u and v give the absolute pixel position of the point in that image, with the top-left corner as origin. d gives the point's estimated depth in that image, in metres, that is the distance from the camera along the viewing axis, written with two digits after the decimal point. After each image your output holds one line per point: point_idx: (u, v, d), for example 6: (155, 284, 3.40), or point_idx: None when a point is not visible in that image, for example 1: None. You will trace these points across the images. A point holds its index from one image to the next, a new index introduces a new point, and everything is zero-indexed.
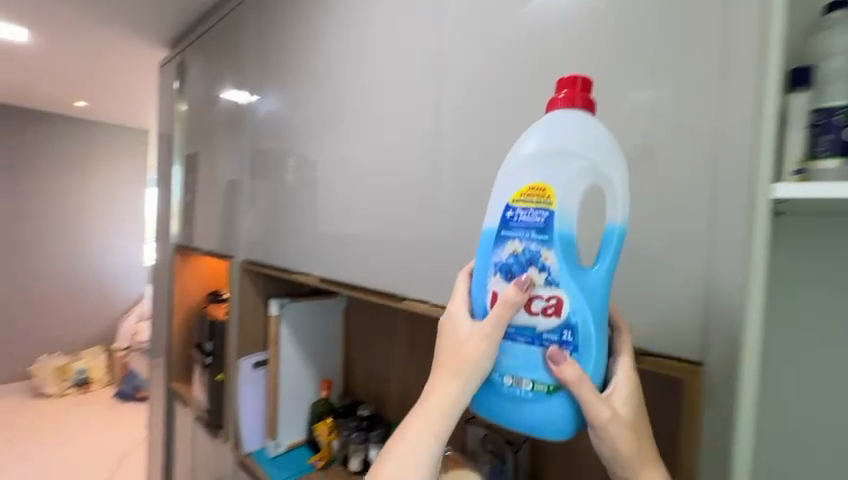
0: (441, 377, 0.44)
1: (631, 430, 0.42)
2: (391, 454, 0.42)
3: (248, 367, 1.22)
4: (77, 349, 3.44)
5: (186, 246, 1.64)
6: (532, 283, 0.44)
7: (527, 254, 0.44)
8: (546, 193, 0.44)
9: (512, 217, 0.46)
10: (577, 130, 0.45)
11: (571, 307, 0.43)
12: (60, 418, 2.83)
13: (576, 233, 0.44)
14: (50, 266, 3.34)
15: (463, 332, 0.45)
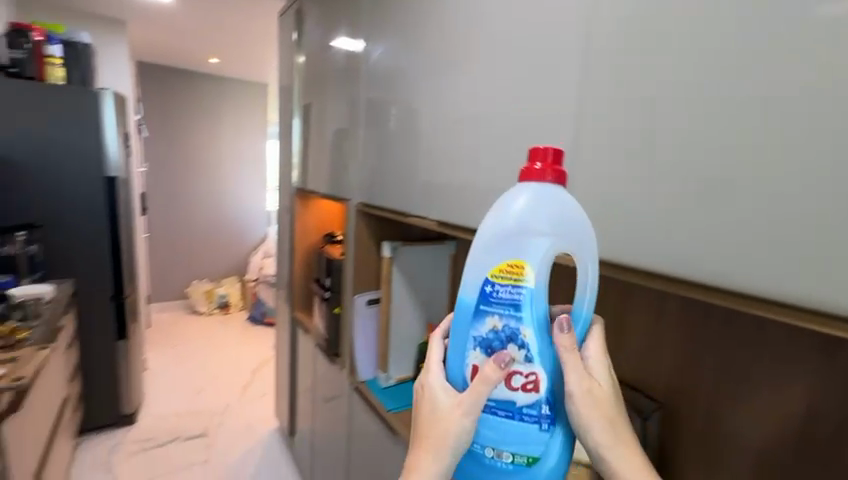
0: (423, 448, 0.51)
1: (608, 417, 0.49)
2: None
3: (362, 303, 1.32)
4: (218, 278, 4.07)
5: (306, 190, 1.76)
6: (511, 351, 0.53)
7: (506, 331, 0.53)
8: (521, 273, 0.53)
9: (492, 292, 0.54)
10: (550, 214, 0.54)
11: (546, 382, 0.52)
12: (209, 332, 3.43)
13: (546, 312, 0.53)
14: (196, 208, 3.91)
15: (444, 408, 0.52)
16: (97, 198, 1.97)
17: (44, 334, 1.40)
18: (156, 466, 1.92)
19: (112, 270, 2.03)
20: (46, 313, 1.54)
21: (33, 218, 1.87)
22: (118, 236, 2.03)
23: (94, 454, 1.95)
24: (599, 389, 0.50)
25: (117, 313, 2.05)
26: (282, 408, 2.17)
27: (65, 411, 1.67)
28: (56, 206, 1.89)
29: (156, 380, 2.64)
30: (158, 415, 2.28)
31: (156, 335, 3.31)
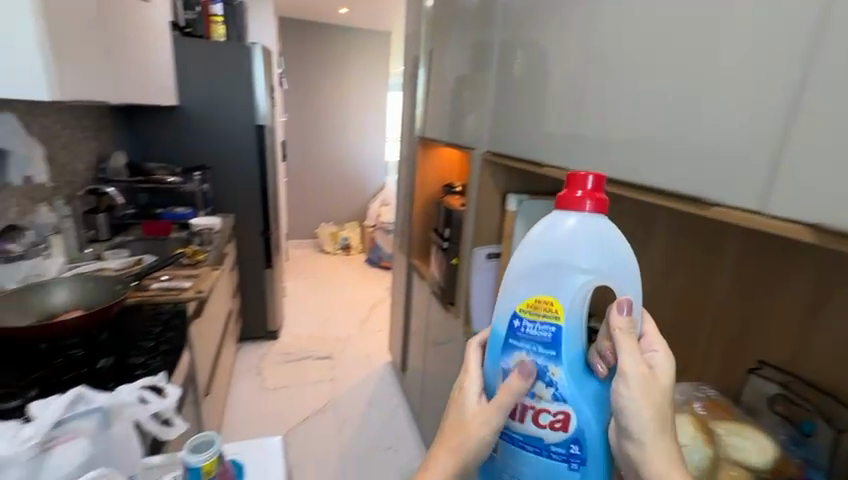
0: (445, 450, 0.50)
1: (660, 421, 0.44)
2: None
3: (481, 257, 1.26)
4: (342, 222, 4.46)
5: (428, 139, 1.75)
6: (541, 385, 0.49)
7: (534, 367, 0.50)
8: (554, 307, 0.50)
9: (520, 325, 0.51)
10: (586, 244, 0.52)
11: (577, 423, 0.49)
12: (334, 270, 3.84)
13: (581, 349, 0.50)
14: (325, 156, 4.24)
15: (471, 401, 0.52)
16: (250, 144, 2.24)
17: (215, 256, 1.68)
18: (294, 376, 2.27)
19: (261, 208, 2.34)
20: (216, 241, 1.84)
21: (205, 161, 2.22)
22: (265, 180, 2.32)
23: (249, 358, 2.39)
24: (654, 380, 0.46)
25: (265, 246, 2.39)
26: (395, 345, 2.35)
27: (230, 321, 2.05)
28: (220, 151, 2.21)
29: (293, 306, 3.08)
30: (294, 334, 2.67)
31: (292, 267, 3.81)
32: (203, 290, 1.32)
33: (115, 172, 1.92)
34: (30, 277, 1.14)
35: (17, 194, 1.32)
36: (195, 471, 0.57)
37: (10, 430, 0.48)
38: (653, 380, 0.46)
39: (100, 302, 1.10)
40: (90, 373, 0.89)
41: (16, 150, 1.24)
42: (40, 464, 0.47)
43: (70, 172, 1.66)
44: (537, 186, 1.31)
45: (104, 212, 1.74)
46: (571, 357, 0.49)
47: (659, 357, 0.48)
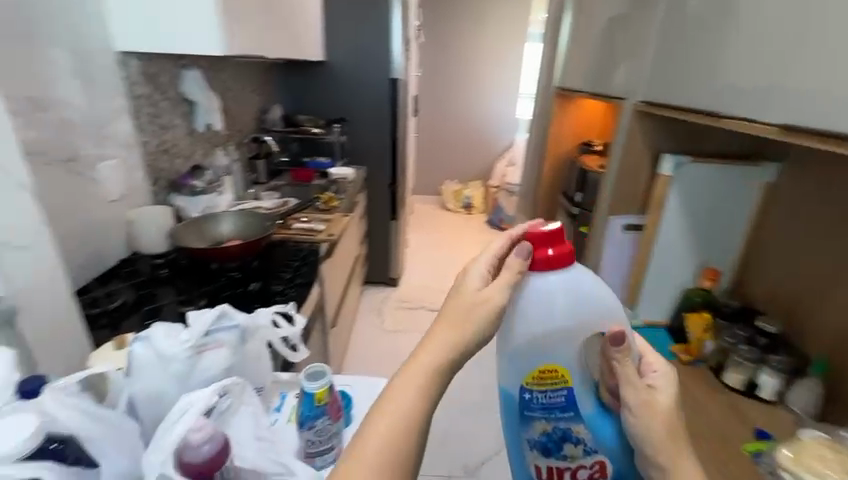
0: (441, 330, 0.45)
1: (675, 437, 0.49)
2: (382, 407, 0.41)
3: (616, 228, 1.15)
4: (466, 180, 4.43)
5: (566, 89, 1.56)
6: (570, 441, 0.55)
7: (558, 432, 0.55)
8: (560, 374, 0.54)
9: (531, 398, 0.55)
10: (570, 300, 0.54)
11: (609, 464, 0.56)
12: (454, 227, 3.88)
13: (589, 398, 0.56)
14: (455, 112, 4.18)
15: (471, 282, 0.49)
16: (384, 98, 2.31)
17: (347, 204, 1.81)
18: (409, 322, 2.42)
19: (390, 161, 2.44)
20: (349, 190, 1.98)
21: (344, 114, 2.37)
22: (395, 134, 2.39)
23: (372, 300, 2.61)
24: (654, 402, 0.51)
25: (391, 198, 2.51)
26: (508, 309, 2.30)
27: (357, 265, 2.24)
28: (357, 105, 2.33)
29: (413, 258, 3.23)
30: (412, 284, 2.81)
31: (415, 221, 3.97)
32: (334, 234, 1.45)
33: (273, 123, 2.19)
34: (208, 209, 1.38)
35: (201, 140, 1.59)
36: (308, 396, 0.62)
37: (177, 330, 0.58)
38: (653, 403, 0.50)
39: (252, 234, 1.28)
40: (243, 294, 1.05)
41: (199, 102, 1.49)
42: (196, 363, 0.56)
43: (239, 122, 1.95)
44: (698, 147, 1.10)
45: (264, 158, 2.01)
46: (586, 406, 0.55)
47: (658, 375, 0.53)
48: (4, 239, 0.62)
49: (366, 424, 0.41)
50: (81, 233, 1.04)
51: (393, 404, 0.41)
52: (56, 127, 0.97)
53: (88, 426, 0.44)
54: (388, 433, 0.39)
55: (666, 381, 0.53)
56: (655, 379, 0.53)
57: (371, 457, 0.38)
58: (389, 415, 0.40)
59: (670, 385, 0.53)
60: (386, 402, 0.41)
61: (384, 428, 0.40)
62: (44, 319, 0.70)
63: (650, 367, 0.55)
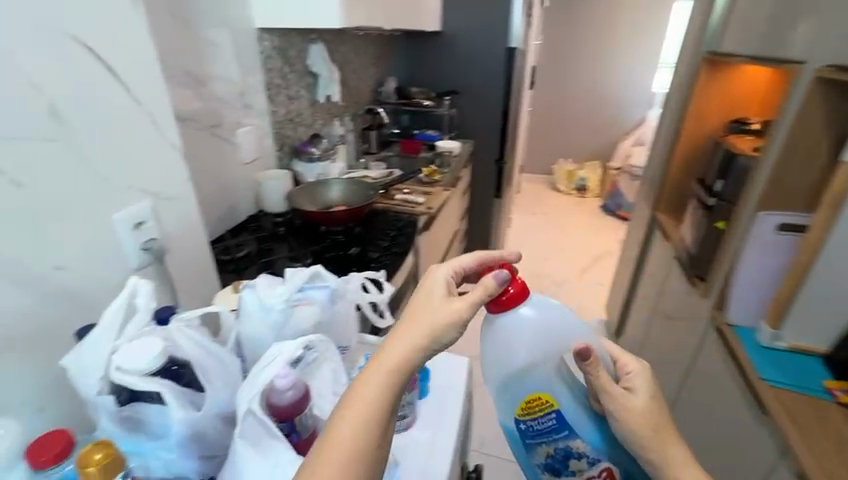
0: (408, 324, 0.47)
1: (661, 426, 0.53)
2: (348, 402, 0.42)
3: (768, 229, 0.94)
4: (582, 160, 4.08)
5: (719, 53, 1.30)
6: (575, 456, 0.56)
7: (560, 451, 0.56)
8: (546, 399, 0.56)
9: (528, 426, 0.57)
10: (532, 332, 0.58)
11: (617, 469, 0.56)
12: (563, 210, 3.64)
13: (580, 410, 0.57)
14: (578, 84, 3.83)
15: (434, 288, 0.51)
16: (498, 69, 2.22)
17: (450, 179, 1.79)
18: None
19: (499, 137, 2.35)
20: (453, 164, 1.97)
21: (455, 87, 2.34)
22: (507, 107, 2.29)
23: None
24: (634, 403, 0.53)
25: (497, 175, 2.43)
26: (614, 304, 2.10)
27: (456, 240, 2.25)
28: (469, 76, 2.28)
29: (514, 238, 3.12)
30: None
31: (521, 200, 3.81)
32: (433, 208, 1.46)
33: (387, 95, 2.26)
34: (322, 175, 1.49)
35: (321, 111, 1.72)
36: None
37: (277, 283, 0.64)
38: (634, 404, 0.53)
39: (357, 201, 1.36)
40: (344, 256, 1.12)
41: (322, 74, 1.60)
42: (290, 314, 0.62)
43: (356, 94, 2.06)
44: None
45: (376, 129, 2.10)
46: (580, 423, 0.56)
47: (632, 376, 0.56)
48: (160, 190, 0.75)
49: (338, 412, 0.42)
50: (220, 189, 1.22)
51: (365, 387, 0.43)
52: (207, 96, 1.14)
53: (202, 354, 0.52)
54: (363, 414, 0.41)
55: (636, 377, 0.56)
56: (629, 378, 0.56)
57: (346, 436, 0.40)
58: (352, 412, 0.41)
59: (642, 379, 0.56)
60: (359, 386, 0.43)
61: (350, 425, 0.41)
62: (186, 261, 0.84)
63: (622, 369, 0.57)
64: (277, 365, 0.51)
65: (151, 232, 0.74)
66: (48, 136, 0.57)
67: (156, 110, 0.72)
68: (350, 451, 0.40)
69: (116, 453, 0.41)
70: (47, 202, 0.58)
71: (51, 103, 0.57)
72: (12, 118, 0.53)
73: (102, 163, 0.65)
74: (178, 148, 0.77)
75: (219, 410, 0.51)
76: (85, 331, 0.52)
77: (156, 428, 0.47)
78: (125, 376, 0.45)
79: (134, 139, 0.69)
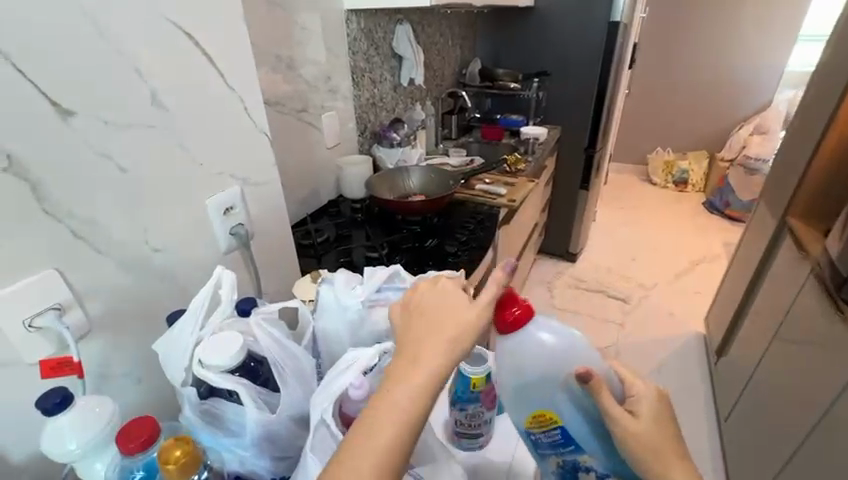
0: (435, 331, 0.39)
1: (667, 455, 0.45)
2: (372, 413, 0.35)
3: None
4: (684, 150, 3.63)
5: None
6: (583, 471, 0.52)
7: (571, 465, 0.53)
8: (550, 416, 0.52)
9: (536, 438, 0.54)
10: (538, 349, 0.53)
11: None
12: (657, 205, 3.27)
13: (586, 429, 0.51)
14: (687, 63, 3.37)
15: (453, 292, 0.43)
16: (596, 47, 2.00)
17: (533, 169, 1.67)
18: (582, 304, 2.20)
19: (591, 122, 2.14)
20: (538, 152, 1.83)
21: (545, 67, 2.16)
22: (603, 89, 2.06)
23: (544, 271, 2.46)
24: (639, 425, 0.46)
25: (585, 165, 2.23)
26: (718, 318, 1.84)
27: (535, 233, 2.11)
28: (562, 56, 2.09)
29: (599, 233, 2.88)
30: (593, 263, 2.52)
31: (609, 192, 3.49)
32: (515, 200, 1.36)
33: (471, 77, 2.15)
34: (401, 161, 1.46)
35: (404, 94, 1.68)
36: (464, 378, 0.58)
37: (355, 282, 0.61)
38: (641, 427, 0.45)
39: (436, 191, 1.31)
40: (420, 249, 1.08)
41: (407, 56, 1.55)
42: (367, 316, 0.59)
43: (439, 77, 1.98)
44: None
45: (457, 114, 2.02)
46: (586, 440, 0.51)
47: (638, 399, 0.48)
48: (248, 175, 0.76)
49: (358, 429, 0.35)
50: (303, 173, 1.24)
51: (387, 406, 0.35)
52: (296, 80, 1.14)
53: (278, 352, 0.50)
54: (388, 434, 0.34)
55: (643, 397, 0.48)
56: (635, 398, 0.48)
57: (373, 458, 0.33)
58: (379, 424, 0.34)
59: (650, 398, 0.48)
60: (379, 402, 0.35)
61: (376, 442, 0.34)
62: (270, 246, 0.85)
63: (628, 391, 0.49)
64: (352, 373, 0.48)
65: (239, 217, 0.76)
66: (149, 122, 0.59)
67: (247, 95, 0.72)
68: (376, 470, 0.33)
69: (195, 451, 0.41)
70: (149, 186, 0.60)
71: (153, 90, 0.58)
72: (120, 104, 0.55)
73: (198, 148, 0.66)
74: (266, 134, 0.77)
75: (293, 412, 0.49)
76: (175, 318, 0.54)
77: (234, 426, 0.46)
78: (205, 371, 0.45)
79: (226, 125, 0.70)
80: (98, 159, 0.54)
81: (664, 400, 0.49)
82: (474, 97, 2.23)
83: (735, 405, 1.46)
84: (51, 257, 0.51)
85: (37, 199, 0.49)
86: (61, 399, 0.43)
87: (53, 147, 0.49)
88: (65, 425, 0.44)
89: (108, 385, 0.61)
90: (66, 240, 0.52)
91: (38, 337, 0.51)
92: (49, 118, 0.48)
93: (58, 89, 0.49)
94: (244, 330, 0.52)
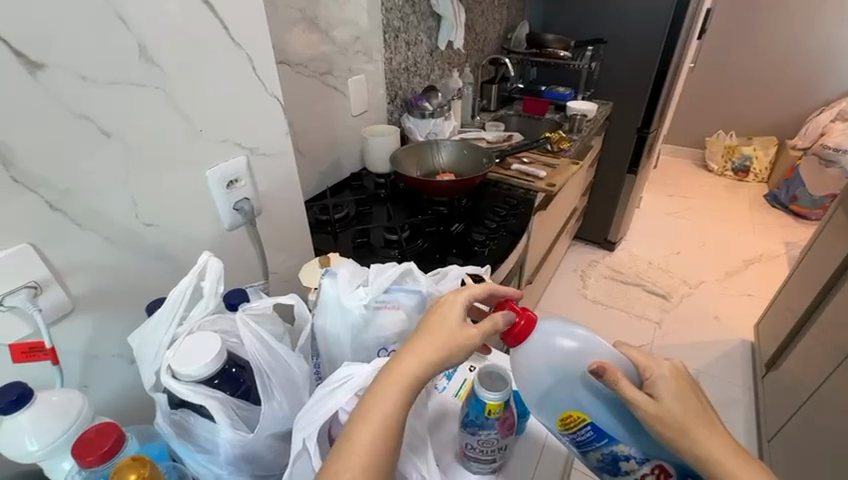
0: (426, 340, 0.41)
1: (695, 427, 0.42)
2: (362, 416, 0.37)
3: None
4: (749, 134, 3.27)
5: None
6: (624, 460, 0.46)
7: (608, 457, 0.47)
8: (577, 415, 0.47)
9: (570, 439, 0.49)
10: (554, 355, 0.51)
11: (676, 468, 0.44)
12: (710, 194, 2.99)
13: (612, 414, 0.47)
14: (766, 35, 2.97)
15: (454, 308, 0.44)
16: (663, 12, 1.76)
17: (578, 148, 1.52)
18: (617, 298, 2.05)
19: (647, 100, 1.92)
20: (585, 130, 1.66)
21: (601, 35, 1.94)
22: (665, 63, 1.84)
23: (578, 258, 2.32)
24: (665, 405, 0.42)
25: (637, 146, 2.03)
26: (772, 328, 1.66)
27: (572, 218, 1.97)
28: (623, 22, 1.85)
29: (641, 220, 2.67)
30: (633, 254, 2.34)
31: (657, 177, 3.22)
32: (555, 185, 1.22)
33: (516, 44, 1.96)
34: (432, 134, 1.34)
35: (440, 59, 1.54)
36: (479, 402, 0.51)
37: (360, 279, 0.53)
38: (666, 405, 0.42)
39: (469, 171, 1.20)
40: (444, 234, 0.99)
41: (446, 16, 1.40)
42: (371, 320, 0.52)
43: (481, 41, 1.81)
44: None
45: (498, 83, 1.85)
46: (619, 428, 0.46)
47: (654, 380, 0.45)
48: (256, 144, 0.68)
49: (352, 424, 0.37)
50: (325, 142, 1.15)
51: (381, 402, 0.37)
52: (321, 39, 1.03)
53: (265, 358, 0.44)
54: (378, 433, 0.36)
55: (663, 374, 0.45)
56: (653, 379, 0.45)
57: (361, 452, 0.35)
58: (366, 426, 0.36)
59: (668, 374, 0.45)
60: (372, 402, 0.37)
61: (364, 441, 0.35)
62: (281, 224, 0.78)
63: (644, 375, 0.46)
64: (346, 396, 0.41)
65: (244, 191, 0.68)
66: (138, 80, 0.50)
67: (256, 52, 0.62)
68: (368, 464, 0.35)
69: (152, 475, 0.37)
70: (140, 153, 0.53)
71: (143, 42, 0.50)
72: (103, 56, 0.47)
73: (197, 112, 0.58)
74: (278, 99, 0.68)
75: (275, 430, 0.44)
76: (153, 309, 0.51)
77: (206, 444, 0.41)
78: (173, 381, 0.40)
79: (231, 86, 0.61)
80: (77, 121, 0.46)
81: (682, 372, 0.46)
82: (518, 66, 2.04)
83: (783, 427, 1.32)
84: (26, 230, 0.45)
85: (4, 165, 0.42)
86: (17, 397, 0.40)
87: (22, 104, 0.42)
88: (22, 425, 0.40)
89: (97, 369, 0.55)
90: (42, 214, 0.46)
91: (12, 318, 0.46)
92: (15, 71, 0.41)
93: (25, 36, 0.41)
94: (228, 329, 0.48)
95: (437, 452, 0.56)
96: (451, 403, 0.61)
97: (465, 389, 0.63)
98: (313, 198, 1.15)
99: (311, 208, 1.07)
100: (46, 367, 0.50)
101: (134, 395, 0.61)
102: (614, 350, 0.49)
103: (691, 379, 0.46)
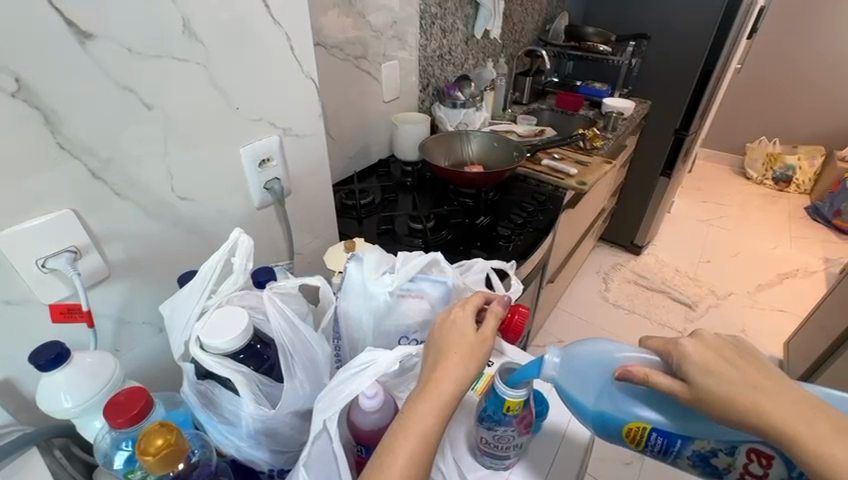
0: (453, 350, 0.43)
1: (741, 393, 0.39)
2: (400, 428, 0.38)
3: None
4: (794, 142, 3.10)
5: None
6: (713, 456, 0.44)
7: (696, 456, 0.45)
8: (635, 425, 0.46)
9: (650, 449, 0.47)
10: (579, 377, 0.51)
11: (770, 450, 0.41)
12: (748, 203, 2.87)
13: (666, 410, 0.46)
14: (823, 36, 2.80)
15: (462, 319, 0.47)
16: (714, 7, 1.67)
17: (611, 147, 1.47)
18: (640, 302, 2.00)
19: (689, 101, 1.84)
20: (620, 129, 1.60)
21: (644, 29, 1.86)
22: (712, 61, 1.75)
23: (601, 260, 2.28)
24: (697, 386, 0.41)
25: (672, 148, 1.95)
26: (803, 347, 1.59)
27: (599, 219, 1.92)
28: (670, 16, 1.77)
29: (670, 225, 2.60)
30: (660, 259, 2.28)
31: (691, 183, 3.11)
32: (586, 183, 1.19)
33: (554, 35, 1.90)
34: (463, 125, 1.33)
35: (475, 48, 1.51)
36: (498, 398, 0.50)
37: (387, 264, 0.54)
38: (699, 383, 0.41)
39: (499, 164, 1.19)
40: (469, 226, 0.99)
41: (485, 4, 1.37)
42: (394, 306, 0.52)
43: (517, 31, 1.77)
44: None
45: (532, 76, 1.81)
46: (684, 425, 0.45)
47: (680, 362, 0.43)
48: (290, 125, 0.68)
49: (392, 436, 0.38)
50: (355, 128, 1.15)
51: (422, 417, 0.39)
52: (357, 21, 1.02)
53: (288, 336, 0.45)
54: (420, 442, 0.37)
55: (685, 352, 0.44)
56: (679, 361, 0.44)
57: (402, 464, 0.36)
58: (408, 436, 0.37)
59: (691, 348, 0.44)
60: (413, 412, 0.39)
61: (408, 447, 0.37)
62: (309, 204, 0.78)
63: (671, 357, 0.45)
64: (369, 378, 0.41)
65: (275, 171, 0.68)
66: (180, 55, 0.51)
67: (294, 31, 0.62)
68: (410, 470, 0.36)
69: (178, 442, 0.38)
70: (179, 127, 0.54)
71: (186, 16, 0.50)
72: (147, 29, 0.47)
73: (236, 90, 0.58)
74: (312, 79, 0.68)
75: (297, 408, 0.45)
76: (185, 280, 0.52)
77: (229, 415, 0.43)
78: (202, 354, 0.41)
79: (266, 65, 0.60)
80: (120, 93, 0.47)
81: (712, 339, 0.45)
82: (554, 59, 1.99)
83: None
84: (68, 198, 0.46)
85: (51, 131, 0.43)
86: (56, 355, 0.41)
87: (71, 74, 0.43)
88: (59, 382, 0.42)
89: (130, 333, 0.57)
90: (85, 181, 0.47)
91: (53, 279, 0.47)
92: (65, 40, 0.41)
93: (73, 4, 0.41)
94: (255, 305, 0.49)
95: (452, 445, 0.55)
96: (468, 395, 0.62)
97: (483, 381, 0.62)
98: (340, 182, 1.15)
99: (338, 193, 1.08)
100: (83, 329, 0.52)
101: (162, 362, 0.63)
102: (640, 350, 0.50)
103: (725, 341, 0.44)
